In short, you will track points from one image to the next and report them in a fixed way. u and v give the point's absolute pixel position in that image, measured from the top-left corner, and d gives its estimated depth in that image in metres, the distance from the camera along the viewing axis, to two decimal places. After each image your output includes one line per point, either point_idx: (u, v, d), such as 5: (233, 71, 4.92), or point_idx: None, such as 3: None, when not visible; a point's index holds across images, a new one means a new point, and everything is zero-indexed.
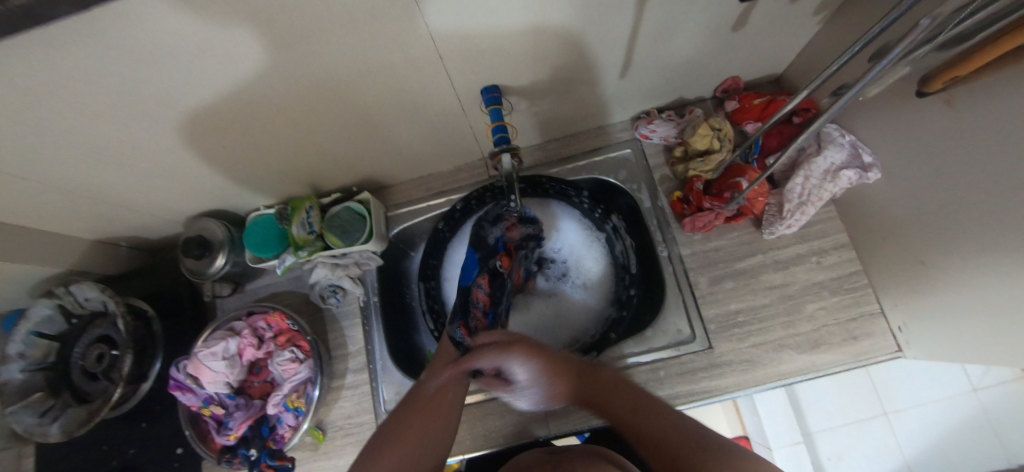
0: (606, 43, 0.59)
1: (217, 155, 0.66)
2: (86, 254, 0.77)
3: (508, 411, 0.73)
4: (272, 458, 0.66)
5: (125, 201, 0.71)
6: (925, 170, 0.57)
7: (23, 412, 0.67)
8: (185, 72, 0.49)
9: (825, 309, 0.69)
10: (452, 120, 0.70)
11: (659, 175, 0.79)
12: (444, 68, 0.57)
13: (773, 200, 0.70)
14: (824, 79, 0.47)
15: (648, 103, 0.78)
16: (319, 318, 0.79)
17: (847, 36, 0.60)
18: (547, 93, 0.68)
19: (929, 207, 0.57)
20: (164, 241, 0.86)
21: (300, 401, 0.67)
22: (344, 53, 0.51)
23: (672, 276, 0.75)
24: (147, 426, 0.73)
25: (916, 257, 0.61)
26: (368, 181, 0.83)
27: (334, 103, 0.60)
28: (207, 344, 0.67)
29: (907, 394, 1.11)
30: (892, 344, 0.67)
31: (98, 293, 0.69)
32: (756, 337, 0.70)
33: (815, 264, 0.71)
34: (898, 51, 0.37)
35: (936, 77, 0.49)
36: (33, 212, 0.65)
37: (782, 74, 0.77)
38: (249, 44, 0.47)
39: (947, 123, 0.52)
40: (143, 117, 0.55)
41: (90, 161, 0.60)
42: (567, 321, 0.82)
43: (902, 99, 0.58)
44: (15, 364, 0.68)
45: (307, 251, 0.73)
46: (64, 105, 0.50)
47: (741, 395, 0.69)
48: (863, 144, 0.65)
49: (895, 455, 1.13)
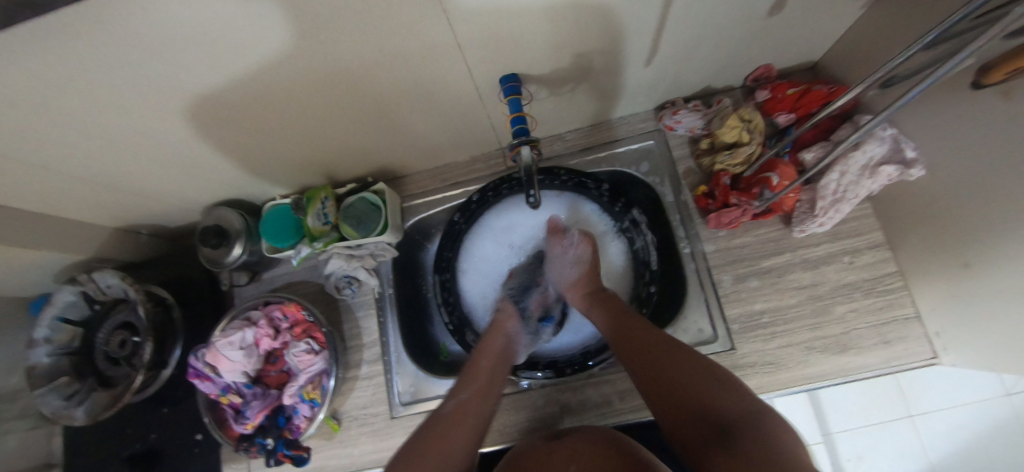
0: (632, 29, 0.56)
1: (232, 144, 0.65)
2: (108, 241, 0.78)
3: (523, 407, 0.72)
4: (289, 447, 0.66)
5: (144, 189, 0.71)
6: (976, 167, 0.53)
7: (51, 395, 0.69)
8: (200, 62, 0.48)
9: (857, 311, 0.66)
10: (469, 110, 0.68)
11: (683, 168, 0.76)
12: (462, 56, 0.55)
13: (806, 196, 0.67)
14: (891, 69, 0.46)
15: (673, 92, 0.74)
16: (334, 309, 0.79)
17: (895, 21, 0.56)
18: (568, 82, 0.65)
19: (976, 206, 0.53)
20: (182, 228, 0.86)
21: (315, 393, 0.68)
22: (359, 40, 0.49)
23: (694, 274, 0.72)
24: (168, 411, 0.74)
25: (959, 260, 0.57)
26: (383, 171, 0.82)
27: (351, 92, 0.59)
28: (224, 334, 0.67)
29: (936, 397, 1.09)
30: (927, 349, 0.64)
31: (118, 281, 0.70)
32: (781, 338, 0.67)
33: (847, 264, 0.68)
34: (979, 45, 0.35)
35: (995, 68, 0.45)
36: (55, 200, 0.66)
37: (819, 62, 0.73)
38: (262, 31, 0.45)
39: (1003, 117, 0.48)
40: (159, 107, 0.54)
41: (108, 149, 0.60)
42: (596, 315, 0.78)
43: (956, 90, 0.53)
44: (43, 348, 0.71)
45: (323, 242, 0.73)
46: (81, 94, 0.49)
47: (762, 398, 0.67)
48: (906, 139, 0.60)
49: (918, 458, 1.10)
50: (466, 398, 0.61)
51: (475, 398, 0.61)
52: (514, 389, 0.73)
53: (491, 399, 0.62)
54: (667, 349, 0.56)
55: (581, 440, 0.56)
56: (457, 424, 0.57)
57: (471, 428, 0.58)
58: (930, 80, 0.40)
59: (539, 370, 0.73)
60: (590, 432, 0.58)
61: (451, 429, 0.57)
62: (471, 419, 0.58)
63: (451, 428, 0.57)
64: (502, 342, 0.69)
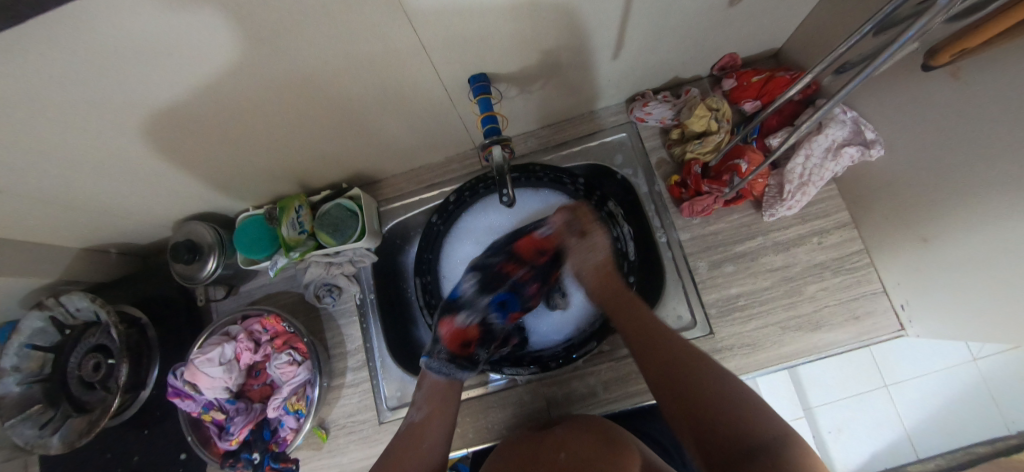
0: (597, 24, 0.56)
1: (198, 157, 0.64)
2: (74, 263, 0.76)
3: (508, 404, 0.73)
4: (276, 460, 0.67)
5: (110, 208, 0.69)
6: (930, 146, 0.55)
7: (23, 425, 0.67)
8: (158, 75, 0.47)
9: (827, 289, 0.68)
10: (441, 112, 0.68)
11: (655, 159, 0.78)
12: (428, 57, 0.55)
13: (774, 181, 0.69)
14: (836, 58, 0.47)
15: (642, 85, 0.75)
16: (316, 318, 0.79)
17: (847, 8, 0.57)
18: (537, 79, 0.66)
19: (933, 183, 0.55)
20: (154, 245, 0.84)
21: (300, 404, 0.68)
22: (322, 48, 0.49)
23: (671, 262, 0.74)
24: (149, 433, 0.73)
25: (919, 235, 0.60)
26: (358, 176, 0.81)
27: (318, 99, 0.58)
28: (202, 350, 0.66)
29: (908, 366, 1.14)
30: (893, 322, 0.66)
31: (88, 303, 0.68)
32: (757, 320, 0.69)
33: (816, 245, 0.70)
34: (917, 29, 0.36)
35: (943, 50, 0.47)
36: (16, 224, 0.64)
37: (780, 50, 0.74)
38: (221, 42, 0.45)
39: (953, 97, 0.50)
40: (116, 123, 0.52)
41: (69, 169, 0.58)
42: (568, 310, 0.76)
43: (907, 72, 0.55)
44: (10, 377, 0.68)
45: (299, 252, 0.71)
46: (34, 113, 0.48)
47: (742, 379, 0.69)
48: (865, 121, 0.63)
49: (895, 426, 1.15)
50: (420, 422, 0.63)
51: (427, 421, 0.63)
52: (498, 387, 0.74)
53: (442, 422, 0.63)
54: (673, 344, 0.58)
55: (569, 427, 0.58)
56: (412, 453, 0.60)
57: (426, 453, 0.60)
58: (869, 69, 0.41)
59: (525, 366, 0.72)
60: (581, 420, 0.59)
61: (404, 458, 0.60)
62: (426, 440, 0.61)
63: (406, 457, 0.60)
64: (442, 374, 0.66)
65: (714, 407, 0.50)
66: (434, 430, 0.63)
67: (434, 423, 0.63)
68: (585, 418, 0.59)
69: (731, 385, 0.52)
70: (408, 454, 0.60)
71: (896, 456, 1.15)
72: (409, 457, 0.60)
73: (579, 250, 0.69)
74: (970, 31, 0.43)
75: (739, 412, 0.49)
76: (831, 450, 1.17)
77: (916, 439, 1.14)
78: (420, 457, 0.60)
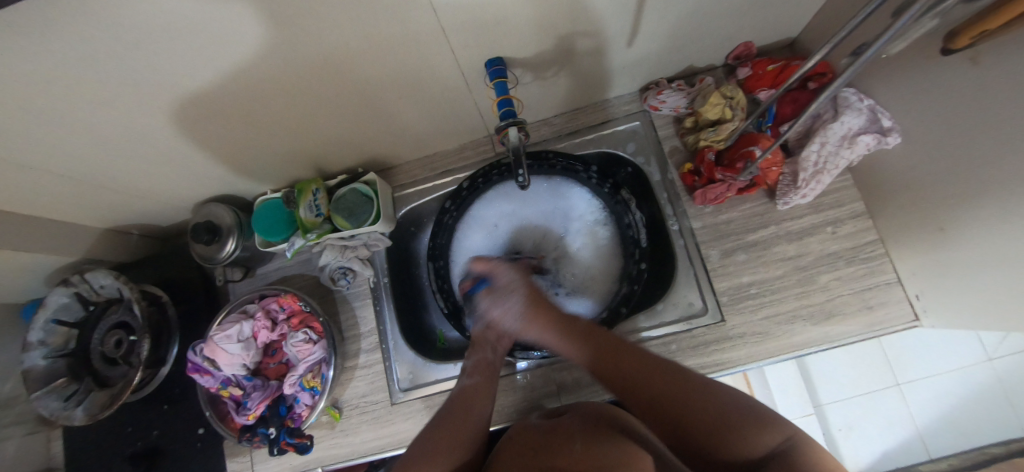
0: (613, 11, 0.57)
1: (218, 139, 0.65)
2: (98, 243, 0.78)
3: (520, 387, 0.73)
4: (292, 435, 0.67)
5: (133, 188, 0.71)
6: (949, 132, 0.55)
7: (47, 397, 0.69)
8: (184, 54, 0.48)
9: (840, 279, 0.68)
10: (457, 98, 0.69)
11: (668, 147, 0.78)
12: (447, 41, 0.55)
13: (788, 169, 0.68)
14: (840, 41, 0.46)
15: (656, 74, 0.75)
16: (330, 300, 0.80)
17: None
18: (552, 65, 0.66)
19: (953, 172, 0.55)
20: (173, 227, 0.86)
21: (315, 381, 0.69)
22: (342, 29, 0.50)
23: (683, 250, 0.74)
24: (168, 409, 0.74)
25: (935, 224, 0.59)
26: (372, 162, 0.82)
27: (337, 82, 0.59)
28: (221, 327, 0.68)
29: (921, 365, 1.13)
30: (908, 312, 0.66)
31: (112, 280, 0.70)
32: (768, 309, 0.69)
33: (830, 234, 0.69)
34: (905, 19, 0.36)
35: (962, 32, 0.47)
36: (44, 202, 0.66)
37: (796, 39, 0.74)
38: (245, 23, 0.46)
39: (973, 81, 0.50)
40: (144, 103, 0.54)
41: (94, 148, 0.60)
42: (591, 291, 0.80)
43: (927, 58, 0.55)
44: (37, 350, 0.70)
45: (316, 234, 0.73)
46: (65, 92, 0.50)
47: (753, 367, 0.69)
48: (881, 109, 0.63)
49: (907, 426, 1.14)
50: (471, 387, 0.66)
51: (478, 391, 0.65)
52: (511, 371, 0.74)
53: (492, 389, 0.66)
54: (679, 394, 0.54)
55: (577, 418, 0.58)
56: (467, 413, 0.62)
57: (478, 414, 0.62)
58: (855, 67, 0.42)
59: (535, 350, 0.73)
60: (586, 410, 0.59)
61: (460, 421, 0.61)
62: (478, 405, 0.63)
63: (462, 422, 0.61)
64: (490, 352, 0.70)
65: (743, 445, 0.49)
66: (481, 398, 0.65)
67: (486, 388, 0.66)
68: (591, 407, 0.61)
69: (717, 393, 0.53)
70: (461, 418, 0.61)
71: (906, 457, 1.13)
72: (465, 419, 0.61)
73: (500, 297, 0.69)
74: (989, 11, 0.43)
75: (729, 426, 0.50)
76: (842, 448, 1.16)
77: (928, 439, 1.13)
78: (474, 425, 0.61)
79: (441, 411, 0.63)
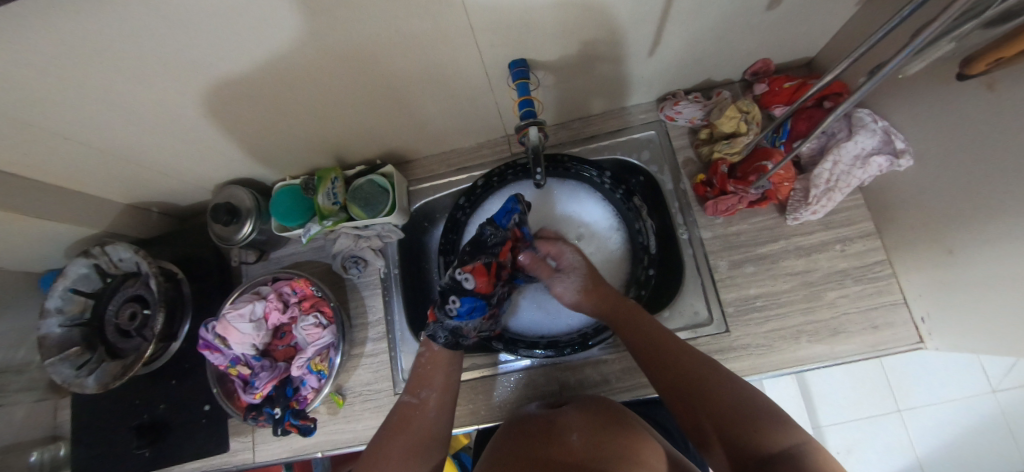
0: (637, 20, 0.58)
1: (245, 124, 0.67)
2: (119, 217, 0.80)
3: (521, 385, 0.74)
4: (296, 417, 0.68)
5: (158, 166, 0.73)
6: (961, 158, 0.56)
7: (61, 364, 0.71)
8: (222, 38, 0.50)
9: (847, 296, 0.69)
10: (479, 97, 0.70)
11: (682, 158, 0.79)
12: (474, 40, 0.57)
13: (800, 186, 0.69)
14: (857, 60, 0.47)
15: (674, 85, 0.77)
16: (340, 287, 0.81)
17: (883, 19, 0.58)
18: (574, 70, 0.68)
19: (965, 197, 0.56)
20: (192, 207, 0.88)
21: (323, 365, 0.70)
22: (376, 22, 0.51)
23: (692, 259, 0.75)
24: (176, 384, 0.76)
25: (944, 247, 0.60)
26: (390, 154, 0.84)
27: (364, 74, 0.61)
28: (234, 306, 0.69)
29: (923, 392, 1.12)
30: (913, 334, 0.66)
31: (131, 254, 0.72)
32: (774, 322, 0.70)
33: (838, 252, 0.70)
34: (923, 38, 0.37)
35: (979, 59, 0.48)
36: (74, 174, 0.68)
37: (814, 59, 0.75)
38: (283, 11, 0.47)
39: (987, 108, 0.51)
40: (180, 83, 0.56)
41: (126, 125, 0.62)
42: None
43: (943, 83, 0.56)
44: (54, 318, 0.72)
45: (332, 221, 0.74)
46: (105, 69, 0.52)
47: (755, 379, 0.69)
48: (897, 131, 0.63)
49: (906, 453, 1.13)
50: (425, 397, 0.66)
51: (430, 401, 0.65)
52: (513, 368, 0.75)
53: (446, 398, 0.66)
54: (679, 356, 0.59)
55: (579, 410, 0.57)
56: (415, 422, 0.63)
57: (431, 421, 0.64)
58: (867, 87, 0.43)
59: (539, 349, 0.74)
60: (590, 402, 0.59)
61: (409, 425, 0.63)
62: (426, 419, 0.64)
63: (410, 424, 0.63)
64: (451, 367, 0.68)
65: (734, 409, 0.52)
66: (434, 407, 0.65)
67: (435, 401, 0.66)
68: (595, 399, 0.60)
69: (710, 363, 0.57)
70: (411, 423, 0.63)
71: None
72: (414, 423, 0.63)
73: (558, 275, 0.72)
74: (1007, 38, 0.44)
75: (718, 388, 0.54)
76: None
77: (928, 468, 1.12)
78: (426, 433, 0.63)
79: (390, 416, 0.65)
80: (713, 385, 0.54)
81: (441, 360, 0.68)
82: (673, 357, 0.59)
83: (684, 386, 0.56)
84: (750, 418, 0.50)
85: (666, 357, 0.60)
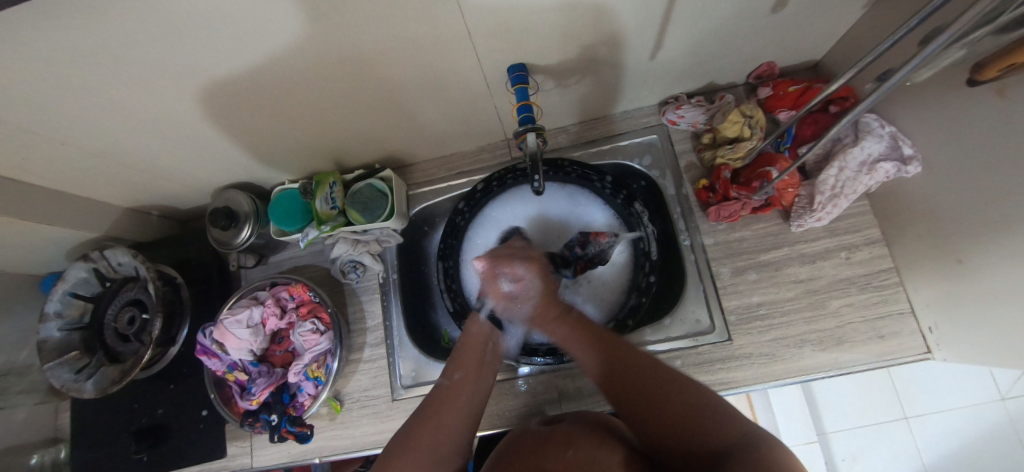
0: (637, 23, 0.57)
1: (242, 128, 0.67)
2: (119, 221, 0.80)
3: (522, 393, 0.74)
4: (293, 424, 0.68)
5: (156, 170, 0.73)
6: (970, 165, 0.54)
7: (60, 368, 0.71)
8: (216, 43, 0.49)
9: (852, 305, 0.67)
10: (478, 100, 0.69)
11: (684, 162, 0.78)
12: (472, 43, 0.56)
13: (805, 192, 0.68)
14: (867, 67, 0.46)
15: (677, 88, 0.76)
16: (339, 292, 0.81)
17: (891, 22, 0.57)
18: (574, 73, 0.67)
19: (974, 205, 0.54)
20: (192, 210, 0.88)
21: (320, 371, 0.69)
22: (370, 26, 0.51)
23: (694, 266, 0.74)
24: (174, 388, 0.76)
25: (953, 257, 0.58)
26: (390, 158, 0.83)
27: (361, 78, 0.60)
28: (232, 311, 0.69)
29: (931, 400, 1.10)
30: (920, 344, 0.64)
31: (129, 258, 0.71)
32: (777, 331, 0.68)
33: (844, 259, 0.69)
34: (933, 49, 0.36)
35: (990, 65, 0.47)
36: (72, 178, 0.68)
37: (820, 62, 0.74)
38: (277, 16, 0.47)
39: (998, 115, 0.49)
40: (175, 88, 0.56)
41: (123, 129, 0.62)
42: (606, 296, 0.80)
43: (953, 87, 0.54)
44: (54, 322, 0.72)
45: (330, 226, 0.73)
46: (101, 74, 0.51)
47: (758, 388, 0.68)
48: (904, 136, 0.62)
49: (913, 461, 1.11)
50: (458, 380, 0.62)
51: (464, 384, 0.61)
52: (513, 375, 0.74)
53: (482, 382, 0.63)
54: (622, 355, 0.58)
55: (578, 424, 0.57)
56: (449, 406, 0.59)
57: (462, 407, 0.59)
58: (874, 98, 0.42)
59: (538, 356, 0.73)
60: (586, 418, 0.59)
61: (442, 409, 0.58)
62: (457, 406, 0.59)
63: (444, 409, 0.59)
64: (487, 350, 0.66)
65: (681, 407, 0.50)
66: (469, 391, 0.61)
67: (470, 385, 0.62)
68: (593, 415, 0.60)
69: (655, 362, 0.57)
70: (444, 408, 0.59)
71: None
72: (449, 407, 0.59)
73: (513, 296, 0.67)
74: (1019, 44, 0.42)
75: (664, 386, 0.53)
76: None
77: None
78: (456, 421, 0.58)
79: (423, 402, 0.61)
80: (659, 384, 0.53)
81: (479, 340, 0.67)
82: (616, 357, 0.58)
83: (629, 386, 0.55)
84: (699, 415, 0.49)
85: (611, 358, 0.58)
